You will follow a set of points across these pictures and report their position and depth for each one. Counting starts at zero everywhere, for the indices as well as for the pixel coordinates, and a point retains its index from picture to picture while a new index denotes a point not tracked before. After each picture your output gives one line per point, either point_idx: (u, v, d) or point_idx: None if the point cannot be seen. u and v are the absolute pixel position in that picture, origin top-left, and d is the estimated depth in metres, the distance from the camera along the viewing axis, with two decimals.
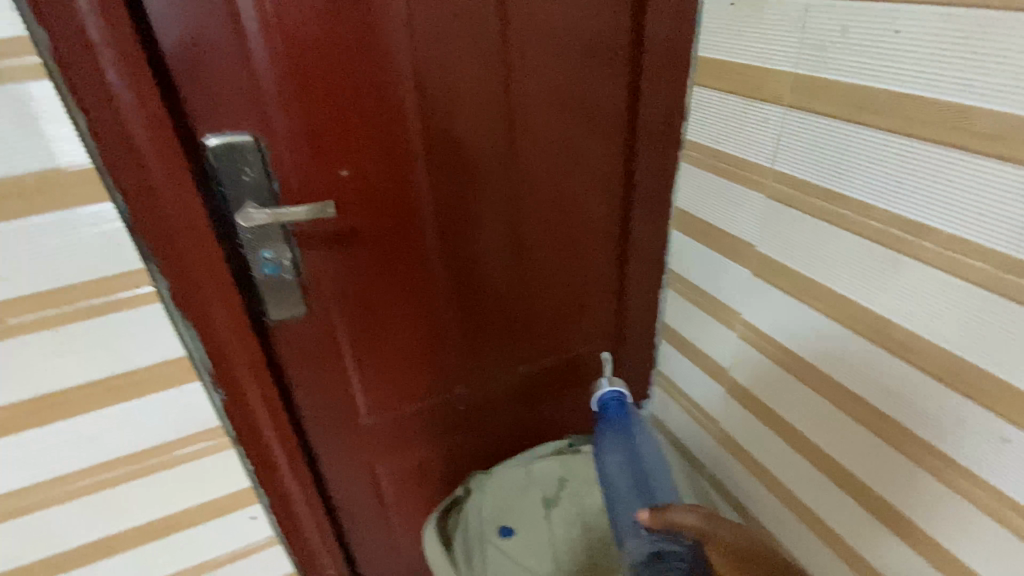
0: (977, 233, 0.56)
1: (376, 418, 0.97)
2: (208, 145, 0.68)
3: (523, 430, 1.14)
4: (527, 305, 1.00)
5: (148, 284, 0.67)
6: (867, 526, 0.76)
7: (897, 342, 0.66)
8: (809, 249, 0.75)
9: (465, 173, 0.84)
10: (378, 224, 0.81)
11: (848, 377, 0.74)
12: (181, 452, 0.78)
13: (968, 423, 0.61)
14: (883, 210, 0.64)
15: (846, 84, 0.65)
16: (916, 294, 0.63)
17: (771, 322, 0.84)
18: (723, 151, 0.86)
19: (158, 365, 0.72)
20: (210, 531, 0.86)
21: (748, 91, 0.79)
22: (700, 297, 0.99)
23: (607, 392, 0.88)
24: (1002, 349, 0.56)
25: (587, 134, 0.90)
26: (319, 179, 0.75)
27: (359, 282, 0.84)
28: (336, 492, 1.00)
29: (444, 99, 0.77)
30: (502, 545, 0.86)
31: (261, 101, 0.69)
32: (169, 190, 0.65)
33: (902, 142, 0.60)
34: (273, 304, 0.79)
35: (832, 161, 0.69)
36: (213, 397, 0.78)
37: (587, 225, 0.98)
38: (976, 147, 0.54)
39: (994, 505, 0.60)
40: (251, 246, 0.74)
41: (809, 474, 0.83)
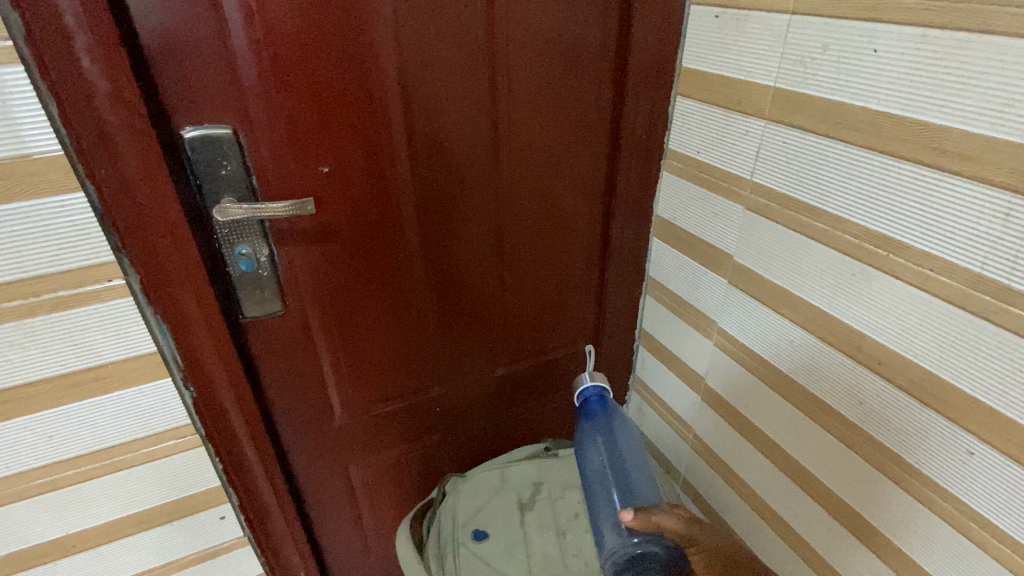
0: (947, 250, 0.57)
1: (350, 418, 0.96)
2: (186, 137, 0.67)
3: (499, 433, 1.14)
4: (507, 307, 1.00)
5: (119, 276, 0.66)
6: (835, 533, 0.77)
7: (867, 354, 0.68)
8: (785, 261, 0.76)
9: (448, 174, 0.83)
10: (358, 222, 0.81)
11: (819, 388, 0.75)
12: (149, 450, 0.77)
13: (933, 435, 0.62)
14: (857, 224, 0.65)
15: (825, 99, 0.66)
16: (886, 307, 0.64)
17: (747, 330, 0.85)
18: (704, 161, 0.87)
19: (128, 359, 0.70)
20: (177, 530, 0.84)
21: (730, 103, 0.80)
22: (678, 304, 1.00)
23: (589, 388, 0.85)
24: (967, 363, 0.58)
25: (571, 140, 0.90)
26: (299, 175, 0.74)
27: (338, 280, 0.83)
28: (308, 492, 0.99)
29: (428, 99, 0.77)
30: (476, 549, 0.86)
31: (241, 94, 0.68)
32: (144, 181, 0.64)
33: (877, 158, 0.62)
34: (248, 300, 0.78)
35: (809, 174, 0.70)
36: (184, 394, 0.76)
37: (569, 230, 0.98)
38: (948, 166, 0.56)
39: (956, 515, 0.62)
40: (227, 240, 0.73)
41: (779, 482, 0.84)
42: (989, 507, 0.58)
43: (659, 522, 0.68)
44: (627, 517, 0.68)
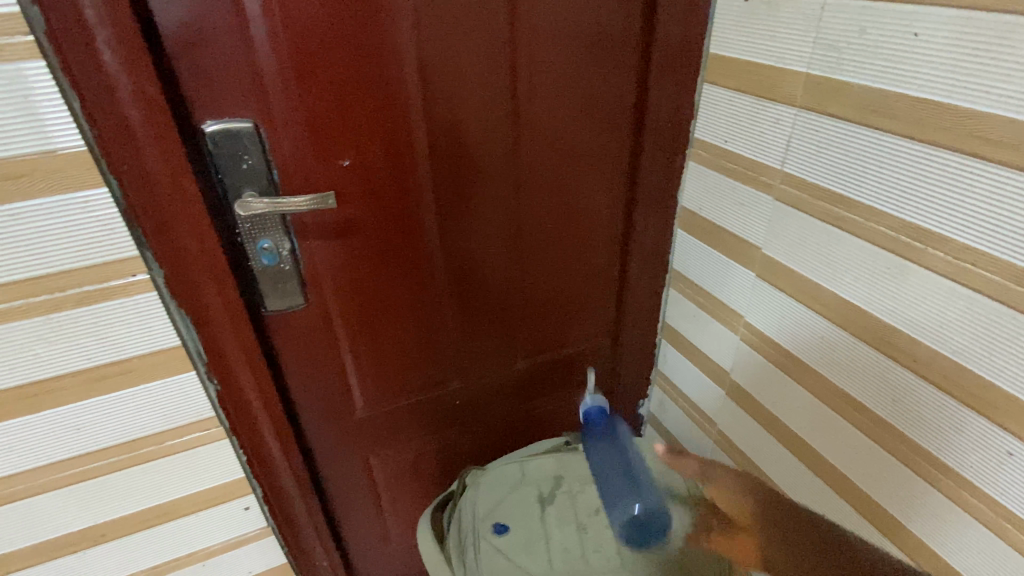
0: (989, 244, 0.55)
1: (371, 411, 0.96)
2: (208, 131, 0.66)
3: (520, 427, 1.14)
4: (528, 300, 0.99)
5: (142, 270, 0.66)
6: (863, 533, 0.75)
7: (901, 351, 0.65)
8: (817, 254, 0.73)
9: (467, 166, 0.82)
10: (378, 216, 0.80)
11: (850, 384, 0.73)
12: (174, 442, 0.78)
13: (971, 435, 0.60)
14: (893, 216, 0.63)
15: (861, 86, 0.63)
16: (924, 303, 0.62)
17: (774, 325, 0.83)
18: (731, 151, 0.85)
19: (151, 354, 0.71)
20: (202, 520, 0.85)
21: (760, 90, 0.77)
22: (702, 297, 0.98)
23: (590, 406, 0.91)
24: (1008, 362, 0.55)
25: (594, 130, 0.88)
26: (319, 169, 0.74)
27: (358, 274, 0.83)
28: (330, 483, 0.99)
29: (447, 89, 0.76)
30: (496, 541, 0.85)
31: (261, 87, 0.67)
32: (165, 177, 0.63)
33: (915, 148, 0.59)
34: (270, 294, 0.78)
35: (843, 165, 0.67)
36: (208, 387, 0.76)
37: (591, 222, 0.97)
38: (992, 155, 0.53)
39: (994, 519, 0.59)
40: (249, 235, 0.73)
41: (806, 480, 0.83)
42: None
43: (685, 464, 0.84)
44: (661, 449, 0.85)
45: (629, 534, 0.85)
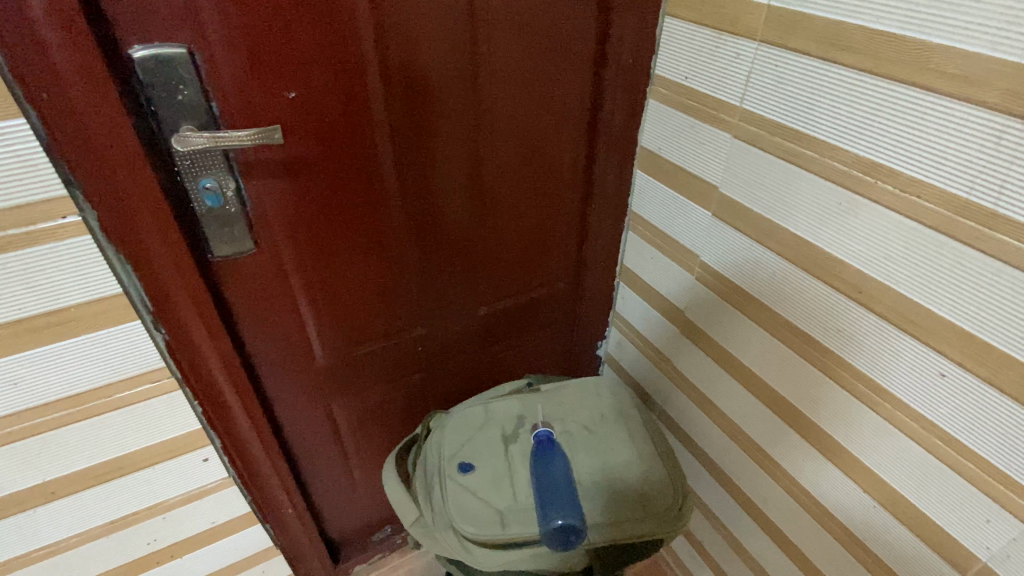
0: (935, 177, 0.57)
1: (331, 358, 0.95)
2: (135, 57, 0.60)
3: (482, 371, 1.15)
4: (489, 244, 0.98)
5: (73, 213, 0.61)
6: (805, 455, 0.81)
7: (847, 283, 0.68)
8: (771, 190, 0.75)
9: (423, 101, 0.78)
10: (331, 155, 0.76)
11: (798, 317, 0.76)
12: (123, 395, 0.75)
13: (908, 359, 0.64)
14: (847, 151, 0.64)
15: (822, 19, 0.63)
16: (872, 236, 0.64)
17: (729, 263, 0.85)
18: (692, 89, 0.84)
19: (92, 303, 0.66)
20: (160, 473, 0.84)
21: (721, 24, 0.76)
22: (659, 238, 0.99)
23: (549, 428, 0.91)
24: (946, 289, 0.59)
25: (554, 67, 0.86)
26: (264, 102, 0.69)
27: (311, 217, 0.79)
28: (290, 432, 0.99)
29: (399, 16, 0.71)
30: (462, 480, 0.87)
31: (194, 9, 0.61)
32: (92, 108, 0.58)
33: (871, 82, 0.60)
34: (216, 238, 0.74)
35: (801, 100, 0.68)
36: (156, 336, 0.73)
37: (551, 163, 0.96)
38: (944, 88, 0.54)
39: (923, 434, 0.65)
40: (189, 173, 0.68)
41: (755, 410, 0.87)
42: (956, 426, 0.61)
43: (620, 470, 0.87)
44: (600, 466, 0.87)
45: (589, 467, 0.88)
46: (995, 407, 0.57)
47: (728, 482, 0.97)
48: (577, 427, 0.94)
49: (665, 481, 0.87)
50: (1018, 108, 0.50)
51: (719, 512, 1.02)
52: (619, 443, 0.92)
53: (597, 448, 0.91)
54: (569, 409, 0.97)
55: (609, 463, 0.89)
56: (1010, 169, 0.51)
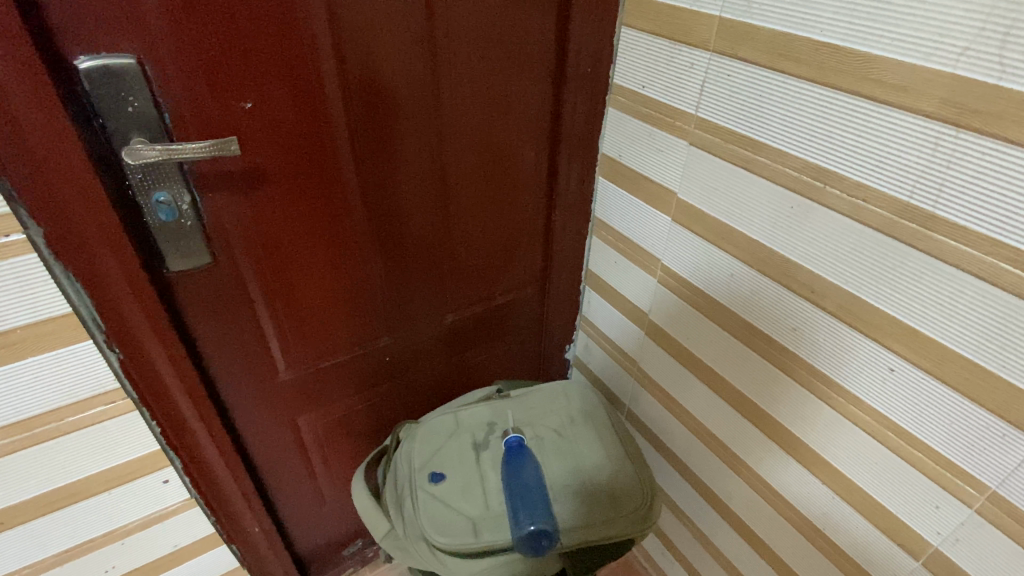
0: (879, 181, 0.60)
1: (295, 371, 0.93)
2: (81, 68, 0.58)
3: (452, 379, 1.14)
4: (455, 251, 0.98)
5: (17, 230, 0.59)
6: (767, 450, 0.83)
7: (801, 282, 0.71)
8: (727, 196, 0.77)
9: (384, 110, 0.78)
10: (291, 166, 0.75)
11: (756, 317, 0.78)
12: (75, 418, 0.72)
13: (859, 355, 0.67)
14: (796, 157, 0.67)
15: (770, 30, 0.66)
16: (822, 238, 0.67)
17: (689, 266, 0.87)
18: (649, 97, 0.86)
19: (38, 323, 0.64)
20: (116, 498, 0.80)
21: (675, 34, 0.78)
22: (622, 243, 1.01)
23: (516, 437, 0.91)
24: (892, 288, 0.62)
25: (514, 76, 0.87)
26: (218, 113, 0.67)
27: (272, 229, 0.78)
28: (255, 448, 0.96)
29: (357, 26, 0.71)
30: (433, 490, 0.86)
31: (143, 19, 0.59)
32: (35, 122, 0.55)
33: (817, 91, 0.63)
34: (171, 253, 0.72)
35: (752, 108, 0.70)
36: (109, 356, 0.70)
37: (514, 170, 0.96)
38: (883, 97, 0.57)
39: (875, 426, 0.68)
40: (141, 187, 0.66)
41: (717, 408, 0.89)
42: (905, 417, 0.64)
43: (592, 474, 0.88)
44: (570, 475, 0.88)
45: (559, 471, 0.89)
46: (940, 398, 0.60)
47: (695, 478, 0.99)
48: (547, 433, 0.94)
49: (634, 481, 0.88)
50: (951, 115, 0.53)
51: (688, 510, 1.04)
52: (589, 445, 0.93)
53: (567, 452, 0.92)
54: (539, 413, 0.98)
55: (579, 467, 0.89)
56: (946, 173, 0.54)
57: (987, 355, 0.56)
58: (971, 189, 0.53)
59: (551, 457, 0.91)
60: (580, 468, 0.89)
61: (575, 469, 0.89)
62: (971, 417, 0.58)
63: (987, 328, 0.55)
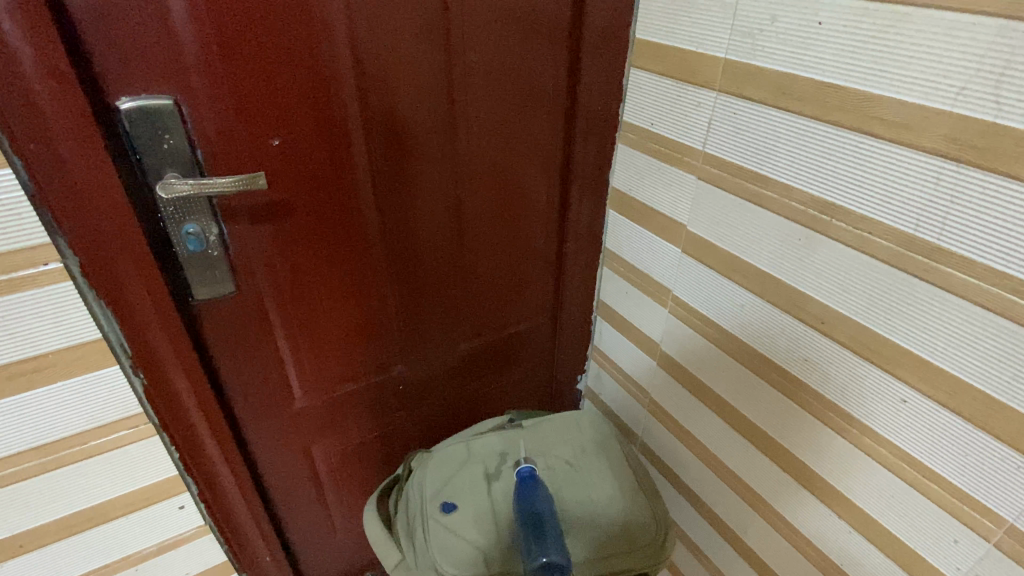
0: (884, 214, 0.61)
1: (311, 399, 0.94)
2: (122, 108, 0.62)
3: (464, 408, 1.15)
4: (469, 281, 1.00)
5: (55, 259, 0.62)
6: (782, 482, 0.82)
7: (810, 313, 0.72)
8: (735, 228, 0.79)
9: (403, 146, 0.82)
10: (314, 199, 0.78)
11: (768, 348, 0.79)
12: (98, 442, 0.73)
13: (871, 386, 0.67)
14: (803, 191, 0.69)
15: (773, 71, 0.69)
16: (831, 270, 0.68)
17: (700, 297, 0.88)
18: (658, 133, 0.89)
19: (69, 349, 0.67)
20: (132, 523, 0.81)
21: (682, 75, 0.81)
22: (633, 274, 1.02)
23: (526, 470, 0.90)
24: (902, 319, 0.62)
25: (527, 114, 0.90)
26: (248, 149, 0.71)
27: (293, 259, 0.81)
28: (269, 476, 0.97)
29: (381, 68, 0.75)
30: (445, 520, 0.86)
31: (182, 64, 0.64)
32: (78, 158, 0.59)
33: (821, 128, 0.65)
34: (197, 281, 0.74)
35: (757, 144, 0.73)
36: (134, 381, 0.72)
37: (527, 203, 0.99)
38: (885, 134, 0.59)
39: (890, 459, 0.67)
40: (172, 219, 0.69)
41: (730, 439, 0.89)
42: (920, 450, 0.64)
43: (605, 507, 0.88)
44: (583, 508, 0.88)
45: (572, 503, 0.89)
46: (954, 430, 0.60)
47: (708, 512, 0.98)
48: (560, 464, 0.94)
49: (646, 513, 0.88)
50: (951, 152, 0.55)
51: (702, 545, 1.02)
52: (601, 477, 0.93)
53: (579, 482, 0.92)
54: (551, 443, 0.98)
55: (592, 499, 0.89)
56: (949, 207, 0.56)
57: (998, 386, 0.56)
58: (975, 221, 0.54)
59: (563, 489, 0.90)
60: (593, 500, 0.89)
61: (589, 502, 0.89)
62: (986, 449, 0.58)
63: (997, 359, 0.55)
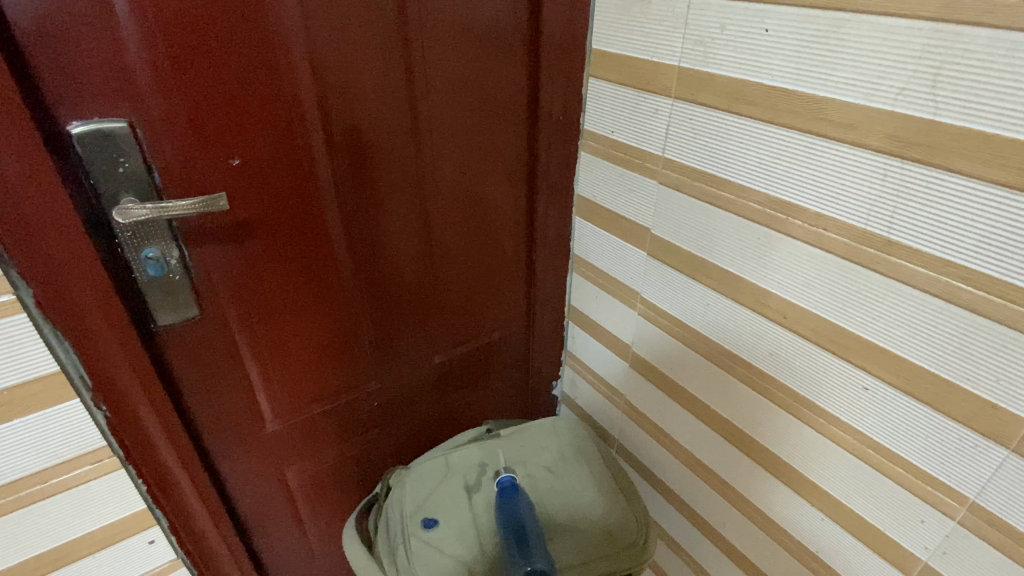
0: (837, 211, 0.64)
1: (283, 422, 0.92)
2: (73, 132, 0.60)
3: (441, 422, 1.14)
4: (440, 293, 1.00)
5: (6, 291, 0.60)
6: (755, 475, 0.84)
7: (773, 309, 0.74)
8: (697, 230, 0.81)
9: (367, 162, 0.81)
10: (278, 219, 0.77)
11: (735, 345, 0.81)
12: (59, 479, 0.70)
13: (834, 376, 0.70)
14: (759, 191, 0.71)
15: (725, 77, 0.71)
16: (790, 266, 0.70)
17: (667, 298, 0.90)
18: (619, 140, 0.91)
19: (25, 384, 0.64)
20: (99, 561, 0.78)
21: (639, 83, 0.83)
22: (602, 279, 1.04)
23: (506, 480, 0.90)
24: (858, 310, 0.65)
25: (489, 125, 0.91)
26: (207, 169, 0.70)
27: (259, 280, 0.80)
28: (243, 503, 0.94)
29: (341, 85, 0.75)
30: (426, 536, 0.85)
31: (136, 86, 0.62)
32: (28, 185, 0.57)
33: (773, 130, 0.68)
34: (160, 307, 0.72)
35: (714, 148, 0.75)
36: (96, 414, 0.70)
37: (494, 213, 1.00)
38: (833, 134, 0.62)
39: (856, 445, 0.70)
40: (131, 244, 0.67)
41: (704, 435, 0.91)
42: (882, 435, 0.67)
43: (586, 513, 0.89)
44: (563, 513, 0.88)
45: (553, 510, 0.89)
46: (914, 413, 0.63)
47: (688, 510, 0.99)
48: (540, 471, 0.94)
49: (628, 514, 0.89)
50: (895, 149, 0.57)
51: (683, 544, 1.03)
52: (581, 482, 0.93)
53: (559, 489, 0.92)
54: (529, 451, 0.98)
55: (573, 505, 0.90)
56: (896, 202, 0.59)
57: (952, 369, 0.59)
58: (921, 214, 0.57)
59: (544, 497, 0.91)
60: (575, 505, 0.90)
61: (571, 508, 0.89)
62: (944, 430, 0.61)
63: (948, 343, 0.58)
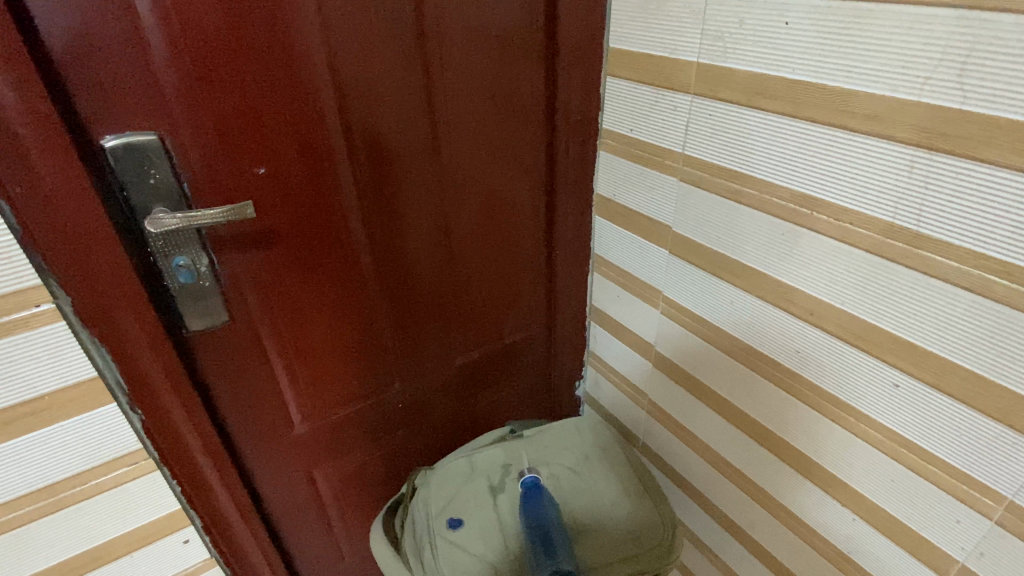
0: (863, 204, 0.63)
1: (310, 424, 0.94)
2: (107, 146, 0.63)
3: (465, 423, 1.15)
4: (461, 295, 1.01)
5: (47, 300, 0.62)
6: (783, 475, 0.83)
7: (799, 306, 0.73)
8: (720, 227, 0.80)
9: (388, 167, 0.83)
10: (302, 225, 0.79)
11: (760, 343, 0.80)
12: (98, 481, 0.73)
13: (863, 373, 0.68)
14: (782, 186, 0.70)
15: (745, 72, 0.70)
16: (816, 262, 0.69)
17: (690, 297, 0.89)
18: (638, 139, 0.90)
19: (65, 389, 0.66)
20: (137, 560, 0.81)
21: (657, 81, 0.83)
22: (623, 278, 1.03)
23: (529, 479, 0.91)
24: (887, 306, 0.64)
25: (507, 127, 0.92)
26: (234, 179, 0.72)
27: (285, 285, 0.81)
28: (272, 504, 0.96)
29: (362, 93, 0.76)
30: (451, 536, 0.86)
31: (165, 100, 0.65)
32: (65, 198, 0.60)
33: (795, 125, 0.67)
34: (191, 313, 0.74)
35: (735, 144, 0.74)
36: (132, 418, 0.72)
37: (513, 215, 1.00)
38: (857, 126, 0.61)
39: (887, 444, 0.68)
40: (162, 252, 0.70)
41: (730, 434, 0.90)
42: (914, 432, 0.65)
43: (610, 513, 0.88)
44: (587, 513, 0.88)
45: (577, 510, 0.89)
46: (947, 410, 0.61)
47: (714, 511, 0.98)
48: (563, 471, 0.95)
49: (653, 515, 0.88)
50: (922, 140, 0.56)
51: (710, 544, 1.02)
52: (605, 482, 0.93)
53: (583, 490, 0.92)
54: (553, 451, 0.98)
55: (597, 505, 0.89)
56: (924, 194, 0.57)
57: (986, 364, 0.57)
58: (950, 206, 0.56)
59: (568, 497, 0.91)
60: (599, 505, 0.90)
61: (595, 508, 0.89)
62: (979, 428, 0.59)
63: (981, 338, 0.57)
